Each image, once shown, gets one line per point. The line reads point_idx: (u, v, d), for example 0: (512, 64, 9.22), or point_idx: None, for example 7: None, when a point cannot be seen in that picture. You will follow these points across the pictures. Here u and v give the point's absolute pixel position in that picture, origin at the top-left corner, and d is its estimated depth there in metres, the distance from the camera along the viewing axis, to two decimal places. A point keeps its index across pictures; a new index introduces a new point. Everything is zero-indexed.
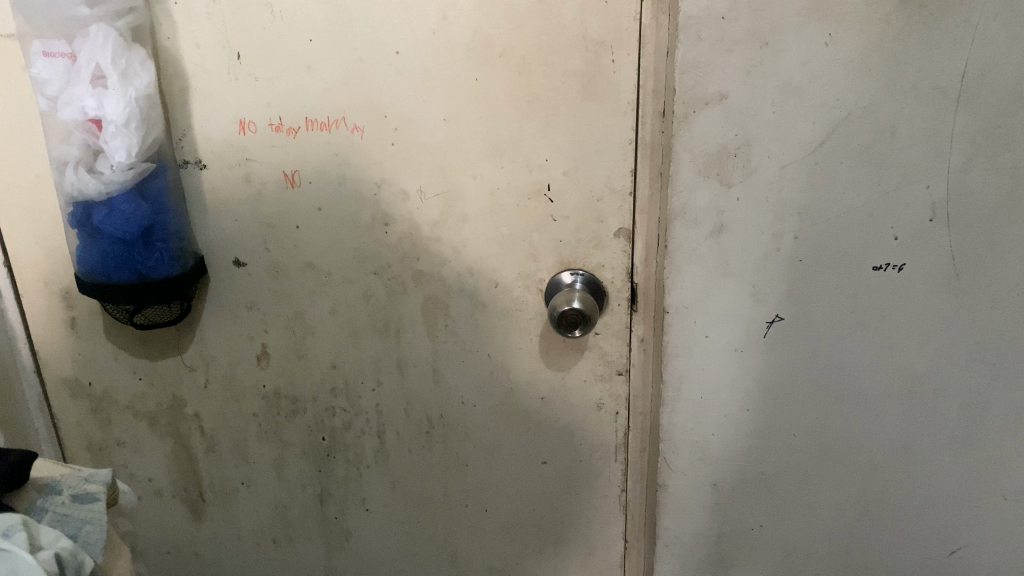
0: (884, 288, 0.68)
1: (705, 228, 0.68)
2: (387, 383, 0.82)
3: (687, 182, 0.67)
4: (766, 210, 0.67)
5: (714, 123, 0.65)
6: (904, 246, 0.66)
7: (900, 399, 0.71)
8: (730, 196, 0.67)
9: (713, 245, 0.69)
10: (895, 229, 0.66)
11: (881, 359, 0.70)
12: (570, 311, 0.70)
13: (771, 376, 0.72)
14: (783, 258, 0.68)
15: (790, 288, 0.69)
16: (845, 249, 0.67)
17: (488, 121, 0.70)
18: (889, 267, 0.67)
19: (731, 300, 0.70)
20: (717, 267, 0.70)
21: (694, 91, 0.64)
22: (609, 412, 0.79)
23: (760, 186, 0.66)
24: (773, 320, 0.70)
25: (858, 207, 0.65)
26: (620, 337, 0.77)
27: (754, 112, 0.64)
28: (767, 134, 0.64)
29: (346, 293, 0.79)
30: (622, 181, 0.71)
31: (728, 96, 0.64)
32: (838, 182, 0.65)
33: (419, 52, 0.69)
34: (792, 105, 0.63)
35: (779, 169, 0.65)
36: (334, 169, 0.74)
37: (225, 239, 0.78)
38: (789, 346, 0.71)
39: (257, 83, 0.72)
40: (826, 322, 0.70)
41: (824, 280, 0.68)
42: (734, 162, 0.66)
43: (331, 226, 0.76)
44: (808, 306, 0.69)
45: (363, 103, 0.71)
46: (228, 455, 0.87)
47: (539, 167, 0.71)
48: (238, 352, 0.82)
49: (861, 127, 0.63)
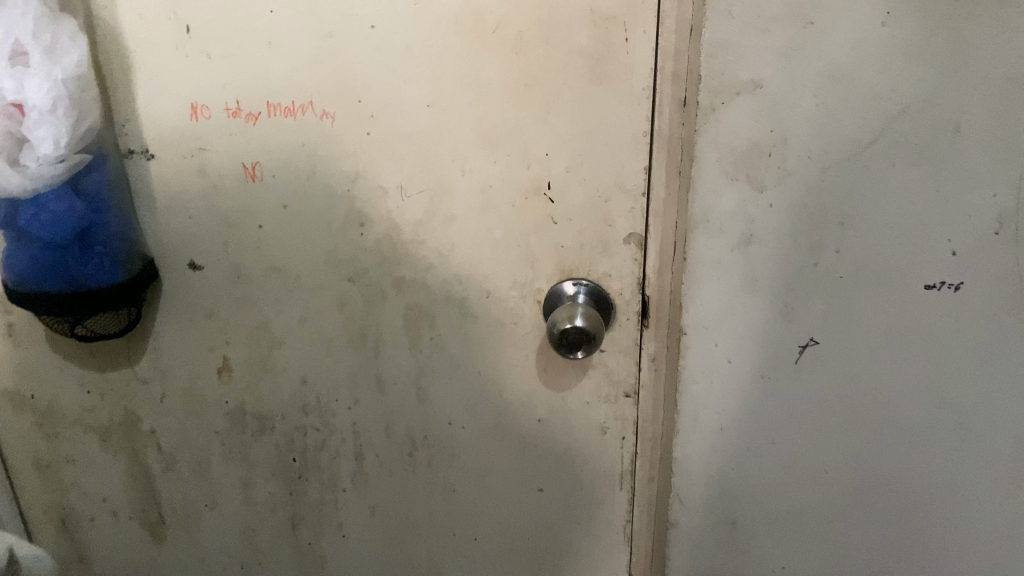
0: (937, 308, 0.58)
1: (731, 238, 0.58)
2: (365, 401, 0.72)
3: (710, 186, 0.58)
4: (804, 219, 0.57)
5: (745, 116, 0.55)
6: (963, 262, 0.57)
7: (947, 434, 0.61)
8: (761, 202, 0.57)
9: (739, 257, 0.59)
10: (952, 243, 0.56)
11: (927, 389, 0.61)
12: (571, 329, 0.62)
13: (800, 406, 0.63)
14: (820, 273, 0.58)
15: (827, 308, 0.59)
16: (894, 264, 0.58)
17: (480, 109, 0.61)
18: (943, 286, 0.57)
19: (758, 320, 0.60)
20: (744, 282, 0.60)
21: (723, 78, 0.54)
22: (615, 436, 0.71)
23: (797, 190, 0.56)
24: (806, 344, 0.61)
25: (910, 214, 0.56)
26: (627, 354, 0.68)
27: (793, 103, 0.54)
28: (808, 129, 0.54)
29: (316, 302, 0.69)
30: (634, 180, 0.61)
31: (763, 84, 0.54)
32: (889, 186, 0.55)
33: (399, 26, 0.59)
34: (839, 95, 0.53)
35: (820, 171, 0.56)
36: (302, 160, 0.64)
37: (179, 238, 0.68)
38: (823, 374, 0.61)
39: (211, 61, 0.62)
40: (867, 346, 0.60)
41: (868, 298, 0.59)
42: (768, 162, 0.56)
43: (300, 226, 0.66)
44: (848, 329, 0.60)
45: (333, 85, 0.61)
46: (189, 475, 0.78)
47: (538, 161, 0.62)
48: (197, 365, 0.73)
49: (919, 122, 0.53)
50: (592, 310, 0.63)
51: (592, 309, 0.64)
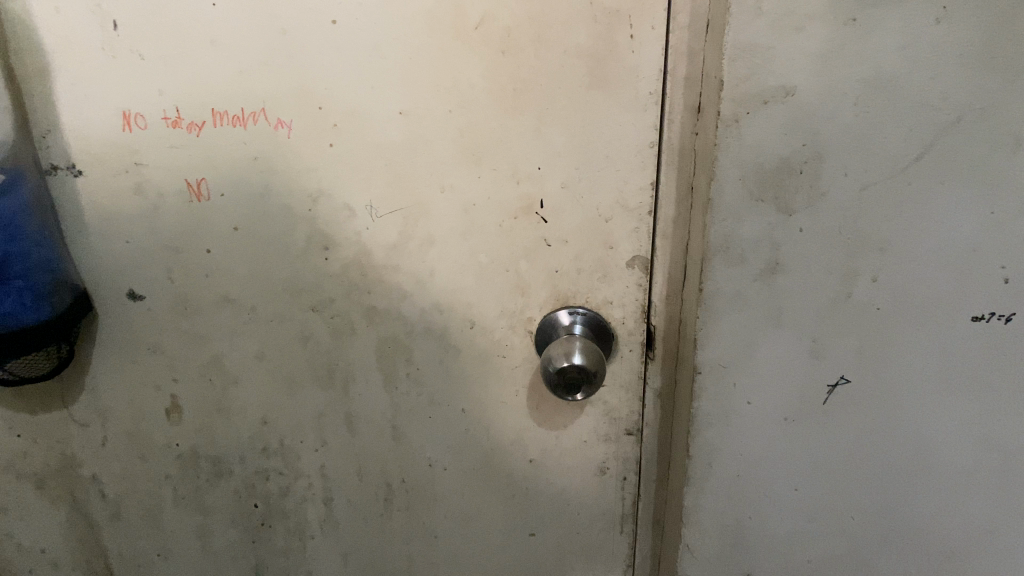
0: (984, 342, 0.52)
1: (755, 267, 0.50)
2: (333, 443, 0.64)
3: (730, 209, 0.49)
4: (838, 245, 0.49)
5: (775, 126, 0.47)
6: (1016, 291, 0.50)
7: (990, 476, 0.55)
8: (790, 226, 0.49)
9: (763, 289, 0.51)
10: (1006, 270, 0.49)
11: (970, 429, 0.54)
12: (570, 367, 0.54)
13: (827, 450, 0.56)
14: (854, 306, 0.51)
15: (860, 344, 0.52)
16: (938, 295, 0.50)
17: (461, 118, 0.52)
18: (993, 317, 0.51)
19: (782, 358, 0.53)
20: (768, 315, 0.52)
21: (748, 84, 0.46)
22: (615, 477, 0.63)
23: (831, 212, 0.49)
24: (835, 383, 0.54)
25: (959, 239, 0.49)
26: (629, 389, 0.60)
27: (830, 114, 0.46)
28: (846, 144, 0.47)
29: (276, 335, 0.60)
30: (638, 198, 0.54)
31: (795, 90, 0.46)
32: (937, 208, 0.48)
33: (366, 22, 0.50)
34: (883, 104, 0.46)
35: (859, 190, 0.48)
36: (255, 176, 0.55)
37: (115, 265, 0.59)
38: (854, 415, 0.54)
39: (144, 62, 0.52)
40: (904, 386, 0.53)
41: (905, 332, 0.52)
42: (799, 180, 0.48)
43: (254, 251, 0.58)
44: (884, 367, 0.53)
45: (289, 89, 0.52)
46: (138, 524, 0.69)
47: (529, 176, 0.54)
48: (142, 405, 0.64)
49: (975, 133, 0.46)
50: (591, 344, 0.55)
51: (591, 343, 0.56)
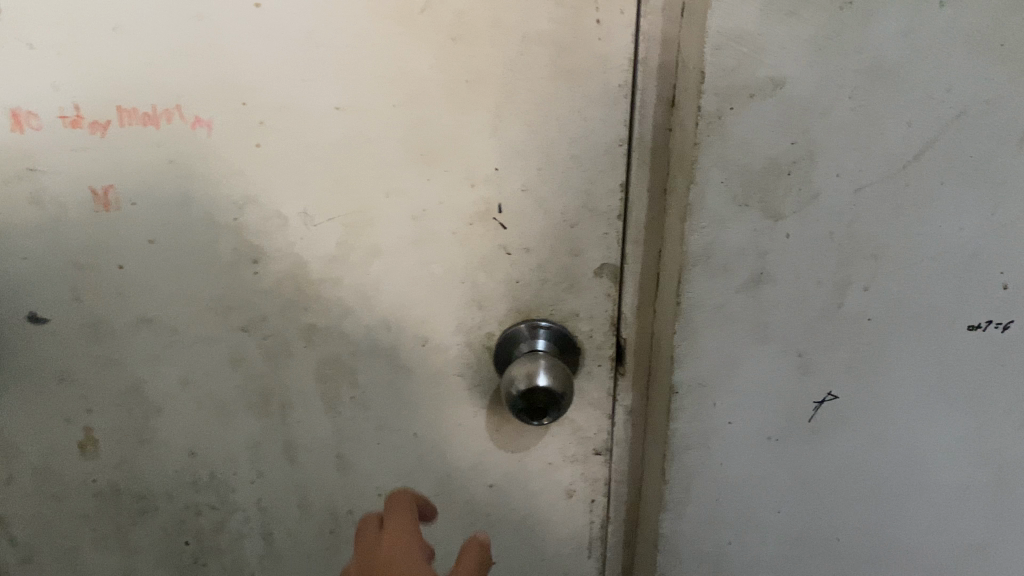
0: (981, 352, 0.48)
1: (739, 278, 0.46)
2: (272, 474, 0.58)
3: (713, 215, 0.44)
4: (829, 252, 0.45)
5: (764, 124, 0.42)
6: (1015, 297, 0.47)
7: (981, 489, 0.53)
8: (778, 232, 0.45)
9: (748, 301, 0.47)
10: (1006, 275, 0.46)
11: (965, 443, 0.51)
12: (536, 390, 0.47)
13: (818, 470, 0.52)
14: (845, 318, 0.47)
15: (852, 358, 0.48)
16: (935, 304, 0.47)
17: (408, 113, 0.46)
18: (990, 326, 0.47)
19: (768, 374, 0.49)
20: (753, 329, 0.48)
21: (736, 76, 0.40)
22: (583, 500, 0.59)
23: (822, 217, 0.44)
24: (824, 399, 0.50)
25: (959, 244, 0.45)
26: (598, 407, 0.55)
27: (824, 108, 0.41)
28: (840, 140, 0.42)
29: (203, 358, 0.54)
30: (608, 202, 0.48)
31: (787, 82, 0.41)
32: (935, 211, 0.44)
33: (296, 4, 0.43)
34: (882, 97, 0.41)
35: (853, 193, 0.44)
36: (172, 182, 0.48)
37: (8, 286, 0.51)
38: (844, 433, 0.51)
39: (32, 53, 0.45)
40: (899, 402, 0.50)
41: (900, 344, 0.48)
42: (788, 183, 0.43)
43: (174, 266, 0.51)
44: (875, 381, 0.49)
45: (208, 83, 0.45)
46: (52, 569, 0.62)
47: (486, 178, 0.47)
48: (50, 439, 0.57)
49: (979, 128, 0.42)
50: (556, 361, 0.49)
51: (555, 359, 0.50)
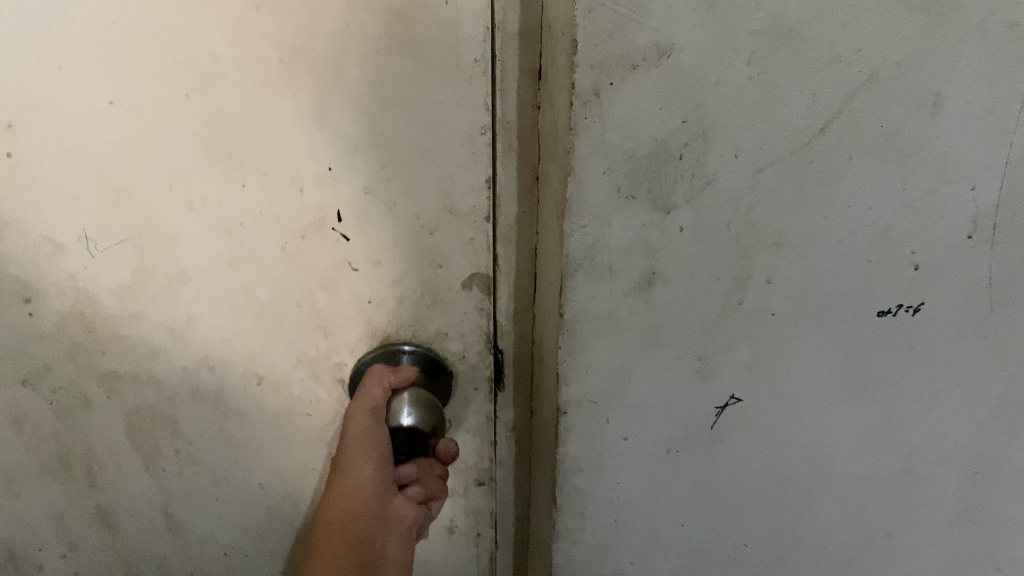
0: (888, 338, 0.43)
1: (627, 280, 0.40)
2: (87, 545, 0.50)
3: (593, 211, 0.37)
4: (726, 244, 0.39)
5: (647, 101, 0.35)
6: (927, 279, 0.42)
7: (892, 479, 0.49)
8: (668, 226, 0.38)
9: (638, 306, 0.41)
10: (917, 255, 0.41)
11: (873, 435, 0.47)
12: (396, 436, 0.42)
13: (718, 472, 0.48)
14: (745, 315, 0.42)
15: (755, 356, 0.43)
16: (841, 292, 0.42)
17: (204, 104, 0.36)
18: (899, 310, 0.43)
19: (663, 381, 0.43)
20: (646, 336, 0.42)
21: (612, 45, 0.33)
22: (465, 532, 0.53)
23: (717, 206, 0.38)
24: (725, 404, 0.45)
25: (866, 226, 0.40)
26: (477, 434, 0.49)
27: (717, 78, 0.35)
28: (736, 116, 0.36)
29: None
30: (472, 200, 0.40)
31: (673, 50, 0.34)
32: (842, 190, 0.39)
33: None
34: (782, 62, 0.35)
35: (752, 177, 0.38)
36: None
37: None
38: (746, 437, 0.46)
39: None
40: (802, 399, 0.45)
41: (804, 337, 0.43)
42: (678, 169, 0.37)
43: None
44: (777, 380, 0.44)
45: None
46: None
47: (315, 180, 0.39)
48: None
49: (891, 93, 0.36)
50: (359, 405, 0.41)
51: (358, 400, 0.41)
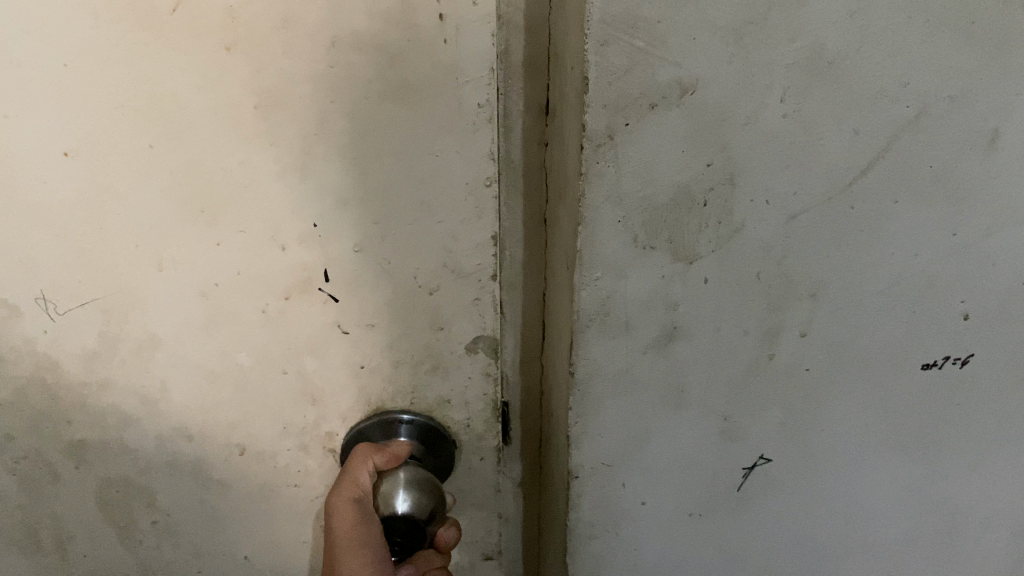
0: (933, 393, 0.39)
1: (645, 336, 0.36)
2: None
3: (607, 264, 0.33)
4: (755, 296, 0.35)
5: (668, 143, 0.31)
6: (977, 329, 0.38)
7: (934, 540, 0.45)
8: (691, 277, 0.34)
9: (658, 363, 0.37)
10: (967, 304, 0.37)
11: (915, 494, 0.43)
12: (391, 523, 0.38)
13: (746, 537, 0.43)
14: (777, 370, 0.38)
15: (785, 415, 0.39)
16: (883, 344, 0.38)
17: (171, 156, 0.33)
18: (946, 362, 0.38)
19: (686, 442, 0.39)
20: (667, 395, 0.38)
21: (627, 82, 0.29)
22: None
23: (746, 255, 0.34)
24: (754, 465, 0.41)
25: (910, 274, 0.36)
26: (484, 506, 0.45)
27: (747, 116, 0.31)
28: (767, 158, 0.32)
29: None
30: (477, 258, 0.36)
31: (697, 87, 0.30)
32: (885, 236, 0.35)
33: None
34: (820, 97, 0.31)
35: (784, 223, 0.34)
36: None
37: None
38: (776, 499, 0.42)
39: None
40: (838, 459, 0.41)
41: (841, 393, 0.39)
42: (702, 217, 0.33)
43: None
44: (812, 439, 0.40)
45: None
46: None
47: (299, 237, 0.35)
48: None
49: (941, 130, 0.32)
50: (343, 491, 0.38)
51: (343, 486, 0.38)
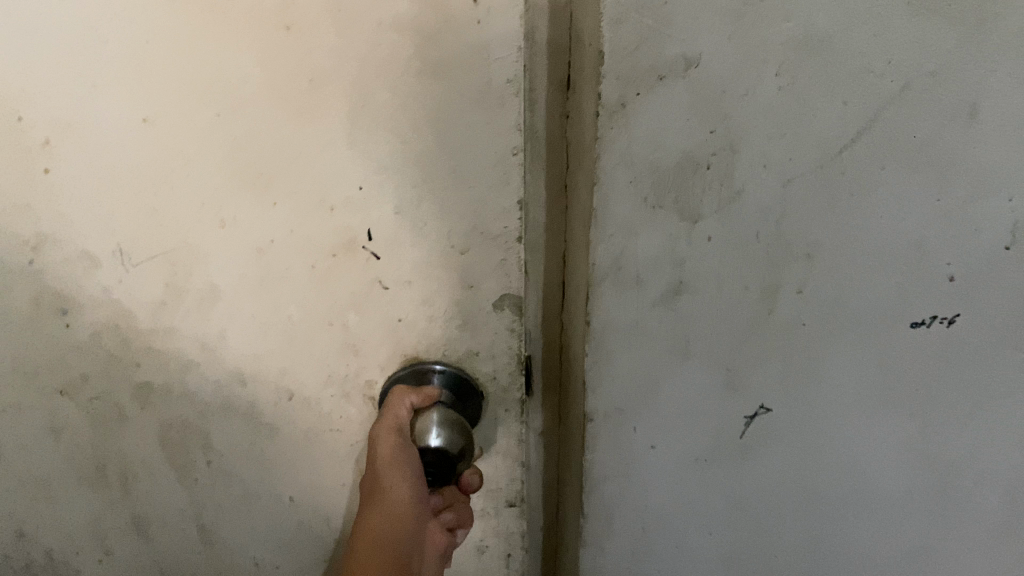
0: (922, 351, 0.43)
1: (654, 290, 0.40)
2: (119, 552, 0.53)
3: (620, 222, 0.38)
4: (755, 255, 0.39)
5: (674, 113, 0.35)
6: (963, 291, 0.41)
7: (927, 496, 0.48)
8: (696, 236, 0.39)
9: (666, 315, 0.41)
10: (952, 267, 0.40)
11: (909, 448, 0.46)
12: (424, 456, 0.42)
13: (748, 484, 0.48)
14: (776, 325, 0.42)
15: (784, 369, 0.43)
16: (874, 302, 0.41)
17: (233, 127, 0.36)
18: (934, 322, 0.42)
19: (692, 391, 0.44)
20: (673, 346, 0.42)
21: (638, 57, 0.33)
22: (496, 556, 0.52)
23: (746, 217, 0.38)
24: (755, 414, 0.45)
25: (898, 237, 0.39)
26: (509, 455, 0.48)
27: (746, 90, 0.34)
28: (765, 128, 0.36)
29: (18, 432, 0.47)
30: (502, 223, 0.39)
31: (700, 62, 0.34)
32: (874, 201, 0.38)
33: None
34: (812, 73, 0.34)
35: (781, 186, 0.37)
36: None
37: None
38: (776, 448, 0.46)
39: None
40: (833, 412, 0.45)
41: (836, 349, 0.42)
42: (706, 180, 0.37)
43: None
44: (808, 391, 0.44)
45: None
46: None
47: (344, 200, 0.38)
48: None
49: (924, 105, 0.35)
50: (385, 423, 0.42)
51: (384, 419, 0.42)
